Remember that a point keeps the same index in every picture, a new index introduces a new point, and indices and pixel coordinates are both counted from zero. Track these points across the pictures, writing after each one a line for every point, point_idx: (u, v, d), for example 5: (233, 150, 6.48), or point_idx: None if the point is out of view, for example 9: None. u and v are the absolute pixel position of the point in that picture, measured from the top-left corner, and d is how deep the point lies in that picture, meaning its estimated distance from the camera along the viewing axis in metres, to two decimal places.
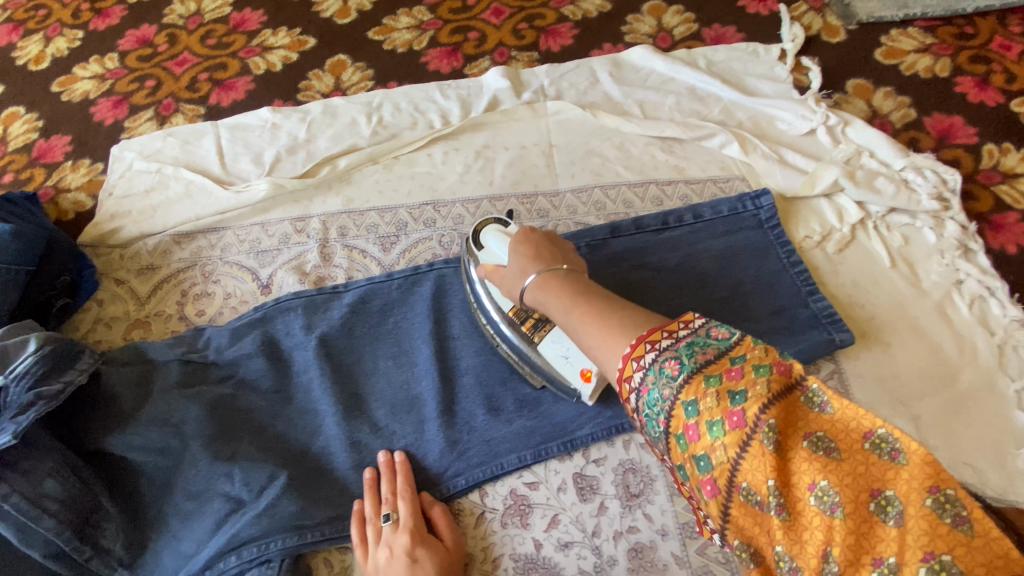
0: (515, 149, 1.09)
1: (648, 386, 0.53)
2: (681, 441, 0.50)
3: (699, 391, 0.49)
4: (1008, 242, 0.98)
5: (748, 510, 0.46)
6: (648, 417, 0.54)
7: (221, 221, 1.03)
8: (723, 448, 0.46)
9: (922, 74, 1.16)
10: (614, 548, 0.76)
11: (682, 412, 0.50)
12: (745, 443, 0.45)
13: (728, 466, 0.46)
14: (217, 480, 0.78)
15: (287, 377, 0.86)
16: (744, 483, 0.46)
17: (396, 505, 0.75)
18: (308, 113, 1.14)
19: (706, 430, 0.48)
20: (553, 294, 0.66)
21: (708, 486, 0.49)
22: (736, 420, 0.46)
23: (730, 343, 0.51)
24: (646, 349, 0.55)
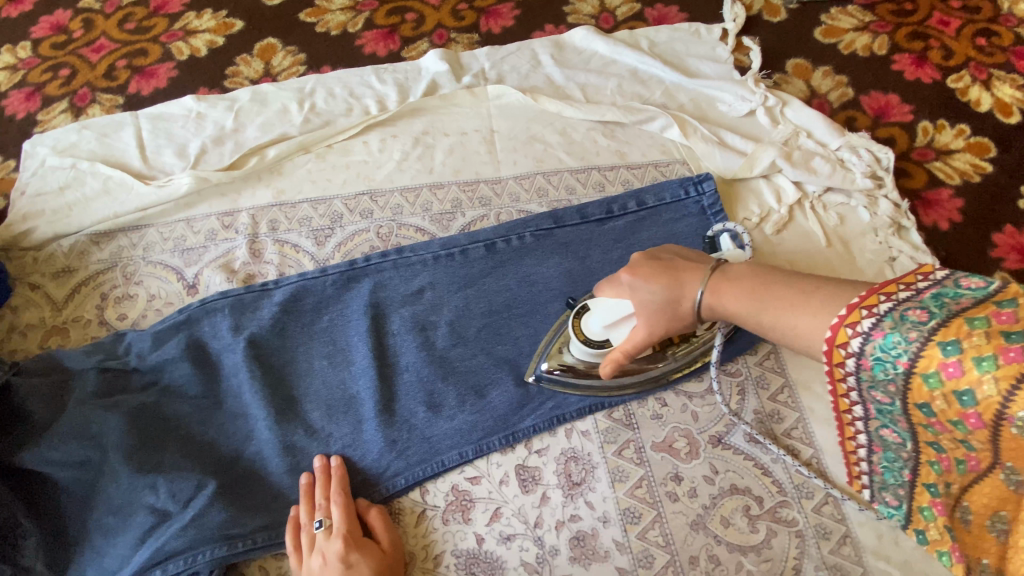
0: (455, 135, 1.05)
1: (883, 330, 0.49)
2: (931, 379, 0.47)
3: (959, 333, 0.45)
4: (940, 219, 1.00)
5: (1016, 441, 0.43)
6: (878, 360, 0.50)
7: (141, 218, 0.97)
8: (994, 382, 0.42)
9: (861, 52, 1.17)
10: (556, 538, 0.76)
11: (937, 351, 0.46)
12: (1020, 379, 0.41)
13: (998, 400, 0.43)
14: (140, 493, 0.74)
15: (216, 380, 0.83)
16: (1019, 417, 0.42)
17: (329, 510, 0.73)
18: (236, 101, 1.08)
19: (970, 366, 0.44)
20: (726, 296, 0.65)
21: (970, 419, 0.45)
22: (1012, 355, 0.41)
23: (987, 289, 0.46)
24: (881, 298, 0.51)
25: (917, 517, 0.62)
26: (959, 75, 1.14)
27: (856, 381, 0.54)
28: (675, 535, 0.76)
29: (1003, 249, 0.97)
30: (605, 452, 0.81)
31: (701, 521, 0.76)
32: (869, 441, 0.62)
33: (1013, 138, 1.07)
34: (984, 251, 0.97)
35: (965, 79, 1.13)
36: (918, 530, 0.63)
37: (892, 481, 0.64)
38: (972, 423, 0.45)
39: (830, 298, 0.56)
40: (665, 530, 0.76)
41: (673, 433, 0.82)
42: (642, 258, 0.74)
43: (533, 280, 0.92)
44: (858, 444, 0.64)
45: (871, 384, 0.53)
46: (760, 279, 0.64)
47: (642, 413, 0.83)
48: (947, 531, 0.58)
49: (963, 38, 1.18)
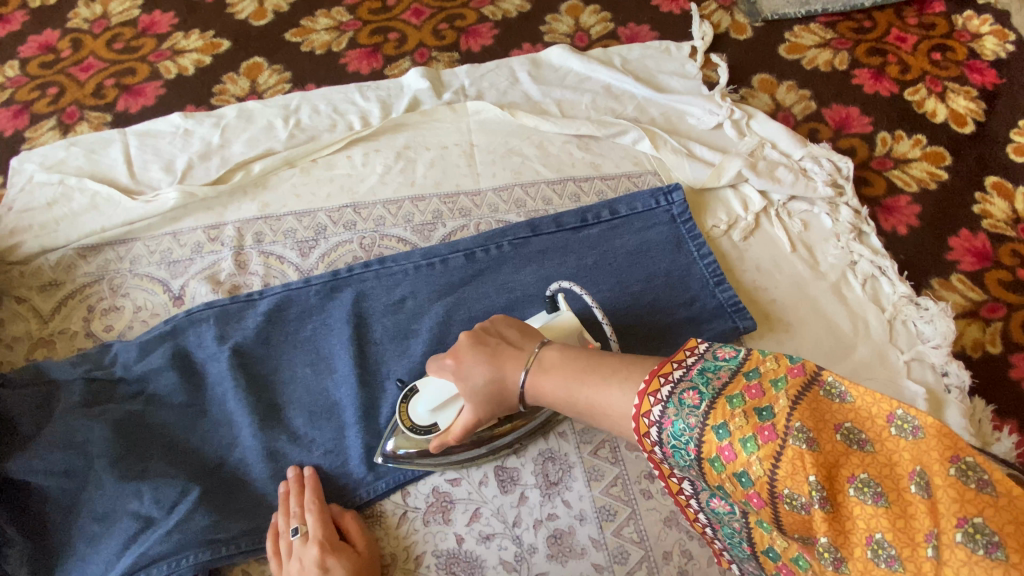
0: (436, 149, 1.09)
1: (669, 418, 0.52)
2: (715, 464, 0.49)
3: (724, 415, 0.49)
4: (899, 224, 1.04)
5: (796, 517, 0.45)
6: (675, 448, 0.52)
7: (129, 232, 0.99)
8: (759, 463, 0.46)
9: (822, 67, 1.23)
10: (534, 537, 0.78)
11: (713, 436, 0.49)
12: (779, 456, 0.45)
13: (766, 479, 0.46)
14: (126, 500, 0.76)
15: (201, 389, 0.85)
16: (785, 493, 0.45)
17: (305, 517, 0.75)
18: (222, 118, 1.11)
19: (739, 448, 0.47)
20: (544, 377, 0.66)
21: (753, 499, 0.48)
22: (767, 435, 0.46)
23: (738, 360, 0.52)
24: (660, 381, 0.54)
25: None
26: (915, 88, 1.20)
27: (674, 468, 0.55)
28: (649, 531, 0.78)
29: (959, 252, 1.02)
30: (582, 452, 0.83)
31: (675, 518, 0.79)
32: (707, 519, 0.60)
33: (967, 147, 1.13)
34: (941, 254, 1.02)
35: (921, 92, 1.20)
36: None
37: (741, 556, 0.59)
38: (755, 503, 0.48)
39: (629, 379, 0.58)
40: (639, 527, 0.79)
41: None
42: (468, 340, 0.72)
43: (512, 287, 0.95)
44: (702, 524, 0.62)
45: (683, 469, 0.54)
46: (568, 360, 0.65)
47: None
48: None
49: (919, 54, 1.24)
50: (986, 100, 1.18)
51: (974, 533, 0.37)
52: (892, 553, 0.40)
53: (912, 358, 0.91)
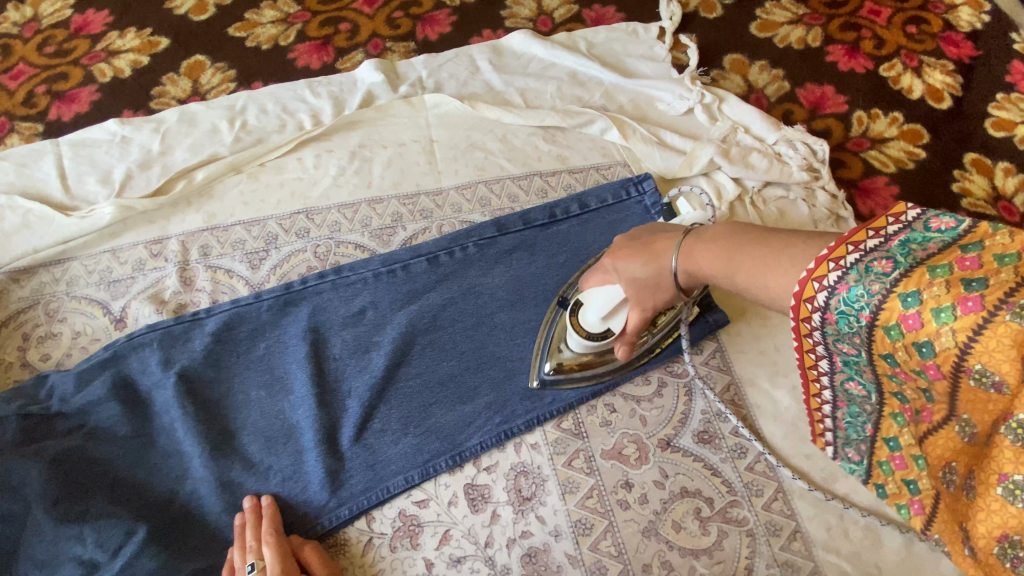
0: (393, 147, 1.03)
1: (847, 283, 0.45)
2: (892, 332, 0.43)
3: (925, 281, 0.41)
4: (876, 207, 1.01)
5: (980, 393, 0.40)
6: (841, 314, 0.46)
7: (64, 251, 0.92)
8: (953, 334, 0.39)
9: (795, 45, 1.18)
10: (508, 557, 0.74)
11: (898, 304, 0.42)
12: (986, 330, 0.38)
13: (957, 351, 0.40)
14: (67, 544, 0.70)
15: (147, 419, 0.79)
16: (977, 368, 0.39)
17: (261, 552, 0.70)
18: (162, 123, 1.04)
19: (929, 318, 0.40)
20: (700, 256, 0.62)
21: (930, 370, 0.42)
22: (972, 305, 0.38)
23: (959, 231, 0.42)
24: (847, 249, 0.46)
25: (876, 472, 0.54)
26: (891, 64, 1.16)
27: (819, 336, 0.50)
28: (627, 543, 0.75)
29: None
30: (555, 464, 0.80)
31: (653, 528, 0.76)
32: (832, 396, 0.56)
33: (944, 124, 1.10)
34: None
35: (897, 68, 1.15)
36: (877, 484, 0.55)
37: (855, 435, 0.56)
38: (930, 375, 0.42)
39: (802, 251, 0.50)
40: (617, 540, 0.75)
41: (622, 439, 0.81)
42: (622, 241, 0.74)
43: (479, 292, 0.90)
44: (822, 400, 0.58)
45: (836, 337, 0.49)
46: (736, 233, 0.59)
47: (591, 421, 0.83)
48: (908, 485, 0.51)
49: (895, 27, 1.20)
50: (964, 73, 1.15)
51: None
52: None
53: None
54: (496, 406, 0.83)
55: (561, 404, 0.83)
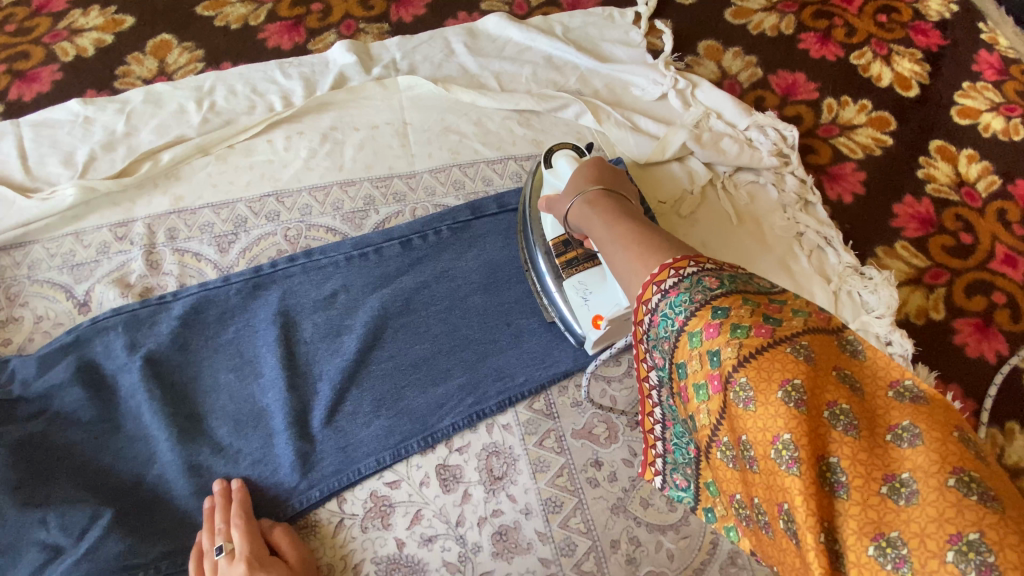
0: (365, 129, 1.02)
1: (678, 290, 0.49)
2: (694, 338, 0.47)
3: (733, 302, 0.46)
4: (844, 192, 1.03)
5: (739, 410, 0.43)
6: (663, 316, 0.50)
7: (24, 234, 0.89)
8: (738, 347, 0.43)
9: (769, 32, 1.19)
10: (478, 535, 0.75)
11: (709, 314, 0.46)
12: (765, 352, 0.42)
13: (734, 364, 0.43)
14: (28, 530, 0.69)
15: (113, 403, 0.78)
16: (745, 383, 0.42)
17: (229, 535, 0.69)
18: (127, 103, 1.01)
19: (727, 330, 0.44)
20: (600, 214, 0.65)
21: (713, 382, 0.45)
22: (764, 331, 0.43)
23: (772, 289, 0.49)
24: (688, 263, 0.51)
25: (705, 494, 0.57)
26: (861, 52, 1.17)
27: (645, 340, 0.53)
28: (596, 520, 0.76)
29: (903, 219, 1.01)
30: (526, 444, 0.81)
31: (621, 505, 0.77)
32: (663, 415, 0.60)
33: (911, 111, 1.12)
34: (886, 221, 1.01)
35: (867, 56, 1.17)
36: (708, 509, 0.58)
37: (683, 460, 0.60)
38: (713, 386, 0.45)
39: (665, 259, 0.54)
40: (586, 516, 0.77)
41: (592, 419, 0.82)
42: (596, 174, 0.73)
43: (452, 276, 0.90)
44: (656, 420, 0.61)
45: (654, 343, 0.52)
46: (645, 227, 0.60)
47: (562, 402, 0.84)
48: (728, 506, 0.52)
49: (865, 16, 1.22)
50: (931, 62, 1.17)
51: (966, 551, 0.31)
52: (844, 480, 0.37)
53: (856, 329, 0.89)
54: (468, 388, 0.83)
55: (533, 385, 0.84)
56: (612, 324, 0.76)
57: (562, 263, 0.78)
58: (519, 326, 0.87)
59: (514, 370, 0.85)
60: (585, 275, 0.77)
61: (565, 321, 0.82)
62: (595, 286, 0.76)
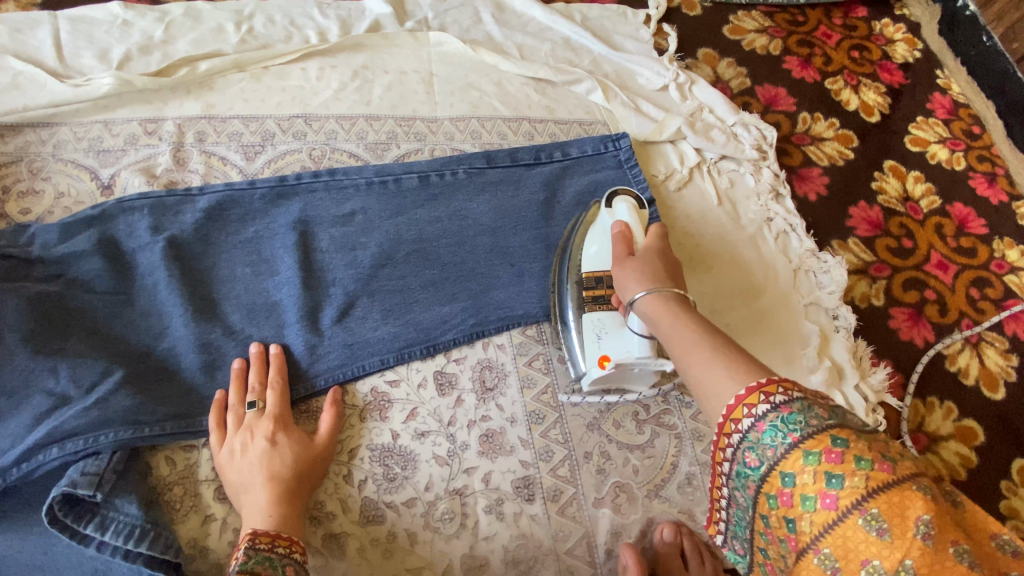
0: (394, 73, 1.09)
1: (790, 407, 0.52)
2: (810, 457, 0.49)
3: (848, 434, 0.49)
4: (810, 191, 1.17)
5: (862, 534, 0.45)
6: (773, 427, 0.52)
7: (53, 114, 0.92)
8: (864, 478, 0.46)
9: (759, 50, 1.35)
10: (467, 435, 0.82)
11: (828, 439, 0.49)
12: (891, 486, 0.45)
13: (860, 494, 0.46)
14: (38, 377, 0.71)
15: (130, 278, 0.81)
16: (871, 512, 0.45)
17: (264, 395, 0.76)
18: (167, 14, 1.06)
19: (850, 459, 0.47)
20: (665, 299, 0.70)
21: (826, 499, 0.47)
22: (887, 466, 0.46)
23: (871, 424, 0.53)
24: (788, 388, 0.54)
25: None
26: (835, 79, 1.35)
27: (738, 438, 0.55)
28: (573, 433, 0.84)
29: (857, 220, 1.16)
30: (517, 363, 0.88)
31: (597, 423, 0.85)
32: (726, 502, 0.59)
33: (871, 134, 1.29)
34: (842, 220, 1.16)
35: (840, 83, 1.34)
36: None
37: (741, 532, 0.59)
38: (823, 502, 0.47)
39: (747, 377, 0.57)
40: (565, 429, 0.84)
41: None
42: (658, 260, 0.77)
43: (464, 214, 0.97)
44: (720, 500, 0.60)
45: (751, 444, 0.54)
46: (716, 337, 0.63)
47: (552, 331, 0.92)
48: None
49: (841, 50, 1.39)
50: (892, 96, 1.35)
51: None
52: None
53: (810, 303, 1.02)
54: (469, 309, 0.90)
55: (529, 315, 0.92)
56: (617, 367, 0.81)
57: (589, 297, 0.83)
58: (521, 264, 0.96)
59: (513, 302, 0.93)
60: (604, 315, 0.82)
61: (570, 355, 0.86)
62: (613, 327, 0.81)
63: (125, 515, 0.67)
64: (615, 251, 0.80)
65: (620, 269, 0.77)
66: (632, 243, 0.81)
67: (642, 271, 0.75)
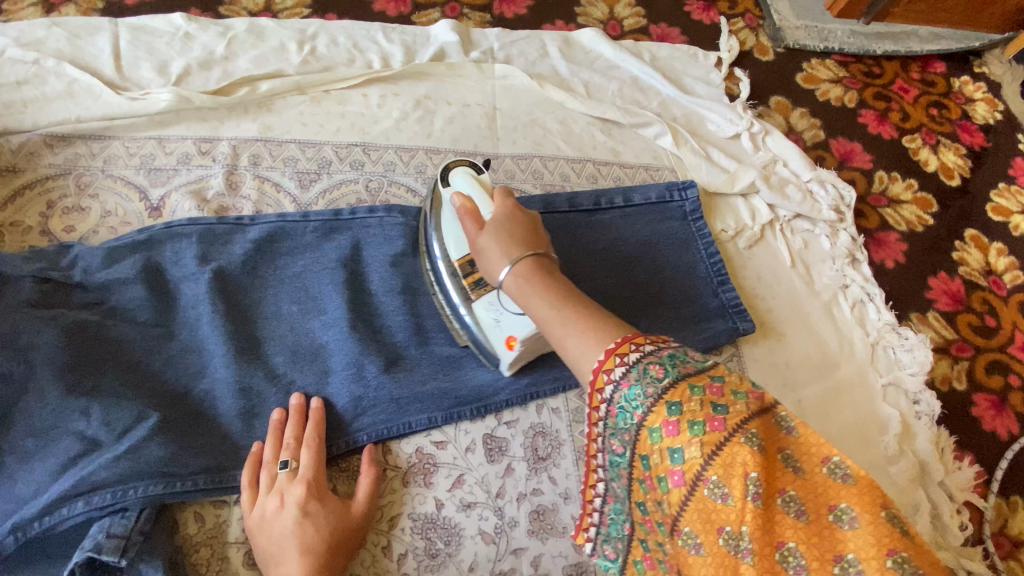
0: (457, 105, 1.04)
1: (629, 381, 0.52)
2: (654, 434, 0.49)
3: (684, 395, 0.48)
4: (887, 257, 1.10)
5: (709, 504, 0.45)
6: (621, 410, 0.52)
7: (108, 127, 0.90)
8: (699, 446, 0.46)
9: (833, 101, 1.28)
10: (517, 510, 0.75)
11: (664, 410, 0.49)
12: (719, 449, 0.45)
13: (699, 463, 0.46)
14: (69, 417, 0.66)
15: (172, 310, 0.76)
16: (711, 480, 0.45)
17: (298, 454, 0.70)
18: (230, 29, 1.02)
19: (685, 428, 0.47)
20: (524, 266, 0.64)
21: (675, 476, 0.47)
22: (717, 424, 0.46)
23: (707, 363, 0.51)
24: (631, 347, 0.53)
25: (630, 566, 0.60)
26: (912, 137, 1.27)
27: (602, 427, 0.55)
28: None
29: (936, 292, 1.08)
30: (573, 431, 0.81)
31: None
32: (603, 490, 0.62)
33: (952, 199, 1.21)
34: (920, 291, 1.08)
35: (917, 142, 1.26)
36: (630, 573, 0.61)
37: (615, 533, 0.63)
38: (673, 481, 0.48)
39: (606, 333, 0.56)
40: None
41: None
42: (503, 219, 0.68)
43: None
44: (595, 492, 0.63)
45: (613, 431, 0.54)
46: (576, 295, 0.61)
47: None
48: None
49: (919, 106, 1.32)
50: (973, 159, 1.27)
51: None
52: (802, 563, 0.42)
53: (889, 383, 0.94)
54: (524, 367, 0.82)
55: None
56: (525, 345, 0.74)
57: (470, 284, 0.74)
58: None
59: None
60: (496, 296, 0.73)
61: (476, 344, 0.79)
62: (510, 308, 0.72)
63: None
64: (464, 227, 0.70)
65: (478, 251, 0.69)
66: (477, 211, 0.70)
67: (497, 238, 0.67)
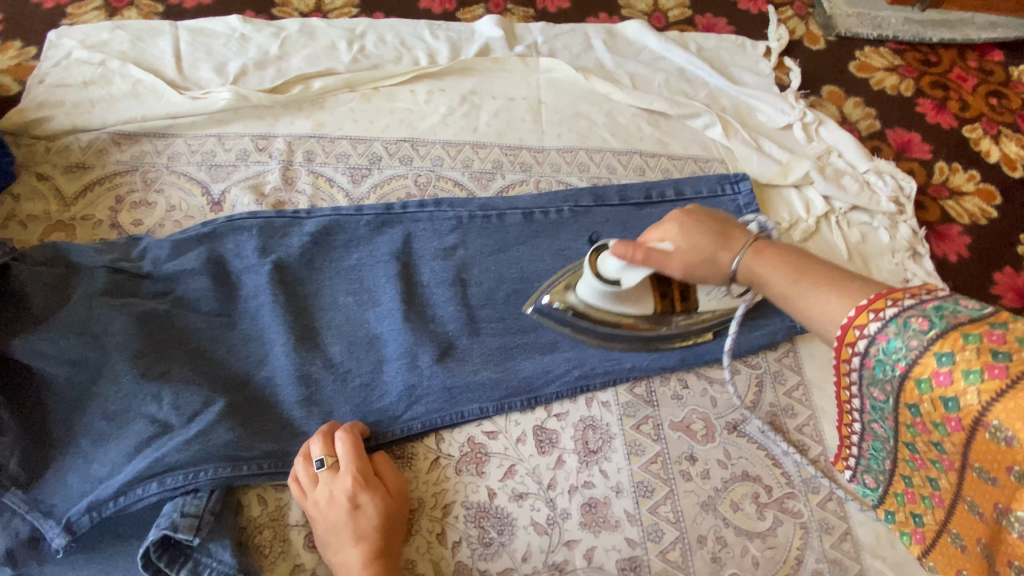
0: (503, 100, 1.04)
1: (887, 335, 0.51)
2: (922, 384, 0.48)
3: (956, 343, 0.46)
4: (950, 250, 1.05)
5: (989, 446, 0.44)
6: (879, 362, 0.52)
7: (171, 126, 0.94)
8: (977, 393, 0.44)
9: (889, 90, 1.23)
10: (568, 502, 0.74)
11: (933, 360, 0.47)
12: (1004, 393, 0.42)
13: (977, 408, 0.44)
14: (142, 401, 0.69)
15: (234, 301, 0.79)
16: (994, 423, 0.43)
17: (332, 448, 0.69)
18: (283, 30, 1.05)
19: (959, 376, 0.45)
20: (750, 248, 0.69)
21: (951, 421, 0.47)
22: (998, 370, 0.43)
23: (986, 310, 0.47)
24: (887, 303, 0.52)
25: (893, 502, 0.61)
26: (974, 126, 1.21)
27: (858, 377, 0.55)
28: (686, 512, 0.75)
29: (1002, 287, 1.03)
30: (623, 425, 0.80)
31: (712, 502, 0.76)
32: (861, 429, 0.61)
33: (1018, 191, 1.14)
34: (986, 287, 1.03)
35: (978, 132, 1.20)
36: (888, 511, 0.62)
37: (875, 467, 0.63)
38: (950, 425, 0.47)
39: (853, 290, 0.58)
40: (676, 506, 0.76)
41: (691, 415, 0.82)
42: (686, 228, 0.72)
43: (569, 255, 0.90)
44: (853, 430, 0.63)
45: (870, 381, 0.54)
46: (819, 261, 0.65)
47: (663, 392, 0.83)
48: (914, 518, 0.58)
49: (979, 95, 1.26)
50: None
51: None
52: None
53: None
54: (574, 360, 0.82)
55: (639, 371, 0.82)
56: None
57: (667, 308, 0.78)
58: None
59: (621, 353, 0.83)
60: None
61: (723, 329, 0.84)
62: None
63: (217, 562, 0.64)
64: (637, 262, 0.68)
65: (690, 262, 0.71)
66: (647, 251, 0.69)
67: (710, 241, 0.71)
